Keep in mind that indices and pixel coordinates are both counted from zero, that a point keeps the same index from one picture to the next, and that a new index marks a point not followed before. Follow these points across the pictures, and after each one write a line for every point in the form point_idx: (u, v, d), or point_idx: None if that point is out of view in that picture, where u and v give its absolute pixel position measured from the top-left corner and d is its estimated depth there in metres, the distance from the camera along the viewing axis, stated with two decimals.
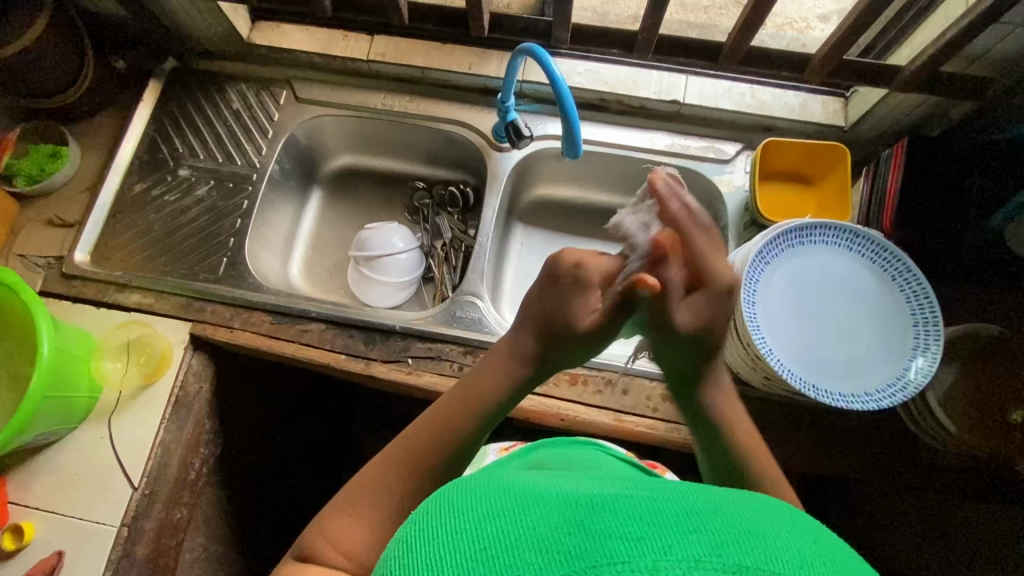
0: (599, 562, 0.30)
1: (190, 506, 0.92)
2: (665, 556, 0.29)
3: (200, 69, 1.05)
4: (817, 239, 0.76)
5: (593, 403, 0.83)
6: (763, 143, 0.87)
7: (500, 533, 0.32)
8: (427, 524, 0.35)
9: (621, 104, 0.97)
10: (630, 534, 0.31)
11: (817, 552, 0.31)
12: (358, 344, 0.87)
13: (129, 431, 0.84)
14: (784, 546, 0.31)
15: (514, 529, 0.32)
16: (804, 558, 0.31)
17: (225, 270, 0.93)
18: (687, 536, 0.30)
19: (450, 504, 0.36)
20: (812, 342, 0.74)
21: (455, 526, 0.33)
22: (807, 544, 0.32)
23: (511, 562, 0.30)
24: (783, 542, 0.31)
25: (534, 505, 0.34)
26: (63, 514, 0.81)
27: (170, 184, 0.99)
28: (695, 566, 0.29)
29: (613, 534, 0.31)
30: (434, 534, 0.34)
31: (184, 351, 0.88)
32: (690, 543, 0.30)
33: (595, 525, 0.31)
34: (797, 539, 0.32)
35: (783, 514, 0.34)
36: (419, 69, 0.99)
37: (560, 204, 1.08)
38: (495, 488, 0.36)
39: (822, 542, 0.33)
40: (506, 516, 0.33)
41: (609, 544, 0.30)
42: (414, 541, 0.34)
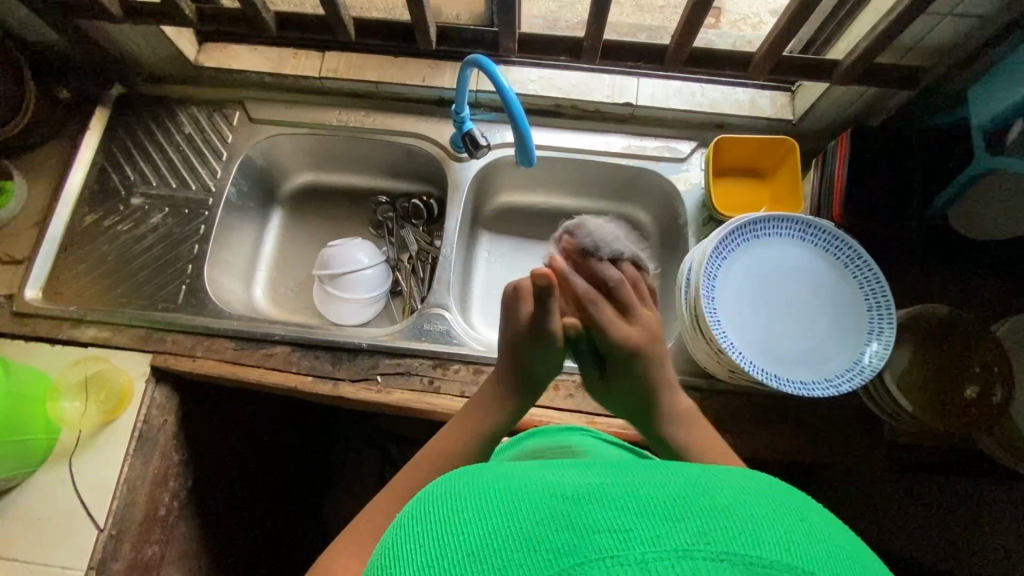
0: (589, 558, 0.30)
1: (163, 542, 0.90)
2: (653, 547, 0.29)
3: (148, 94, 1.03)
4: (771, 232, 0.77)
5: (565, 407, 0.83)
6: (715, 140, 0.88)
7: (489, 537, 0.32)
8: (416, 530, 0.35)
9: (576, 109, 0.98)
10: (618, 526, 0.31)
11: (805, 533, 0.32)
12: (325, 364, 0.86)
13: (92, 471, 0.81)
14: (769, 529, 0.31)
15: (501, 532, 0.32)
16: (791, 541, 0.31)
17: (185, 298, 0.91)
18: (673, 525, 0.30)
19: (443, 508, 0.36)
20: (772, 333, 0.75)
21: (448, 529, 0.34)
22: (796, 527, 0.32)
23: (499, 564, 0.31)
24: (771, 526, 0.31)
25: (521, 504, 0.34)
26: (26, 562, 0.78)
27: (123, 213, 0.96)
28: (682, 555, 0.29)
29: (600, 527, 0.31)
30: (426, 540, 0.34)
31: (146, 384, 0.85)
32: (676, 532, 0.30)
33: (583, 520, 0.31)
34: (786, 523, 0.32)
35: (772, 498, 0.34)
36: (373, 84, 0.98)
37: (525, 210, 1.09)
38: (484, 488, 0.37)
39: (809, 523, 0.33)
40: (496, 519, 0.34)
41: (598, 539, 0.30)
42: (402, 548, 0.35)
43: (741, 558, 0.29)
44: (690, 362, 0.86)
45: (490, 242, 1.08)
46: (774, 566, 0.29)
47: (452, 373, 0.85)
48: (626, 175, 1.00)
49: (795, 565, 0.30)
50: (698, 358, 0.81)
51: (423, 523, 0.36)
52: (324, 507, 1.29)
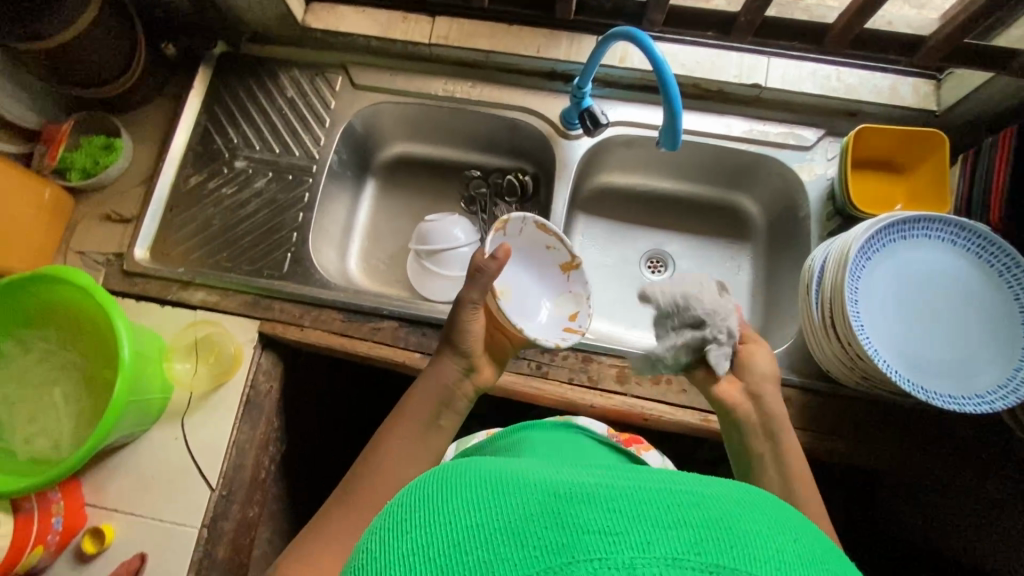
0: (578, 559, 0.26)
1: (261, 505, 0.91)
2: (642, 554, 0.26)
3: (251, 55, 1.00)
4: (921, 233, 0.73)
5: (677, 402, 0.80)
6: (853, 130, 0.83)
7: (473, 526, 0.29)
8: (398, 516, 0.32)
9: (697, 88, 0.92)
10: (608, 528, 0.27)
11: (795, 547, 0.28)
12: (432, 342, 0.84)
13: (204, 432, 0.82)
14: (760, 541, 0.28)
15: (491, 524, 0.29)
16: (784, 562, 0.27)
17: (290, 266, 0.90)
18: (665, 532, 0.27)
19: (426, 491, 0.32)
20: (916, 341, 0.71)
21: (432, 512, 0.30)
22: (790, 545, 0.28)
23: (485, 556, 0.27)
24: (764, 542, 0.28)
25: (508, 495, 0.30)
26: (142, 516, 0.80)
27: (227, 176, 0.95)
28: (672, 563, 0.26)
29: (590, 528, 0.27)
30: (410, 525, 0.30)
31: (253, 350, 0.86)
32: (668, 539, 0.26)
33: (573, 517, 0.28)
34: (778, 538, 0.28)
35: (771, 512, 0.30)
36: (484, 53, 0.94)
37: (624, 193, 1.06)
38: (469, 474, 0.32)
39: (806, 541, 0.29)
40: (482, 506, 0.30)
41: (585, 539, 0.27)
42: (385, 533, 0.31)
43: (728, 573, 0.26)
44: (809, 363, 0.82)
45: (585, 225, 1.06)
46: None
47: (560, 359, 0.83)
48: (741, 161, 0.95)
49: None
50: (825, 362, 0.77)
51: (408, 510, 0.32)
52: None
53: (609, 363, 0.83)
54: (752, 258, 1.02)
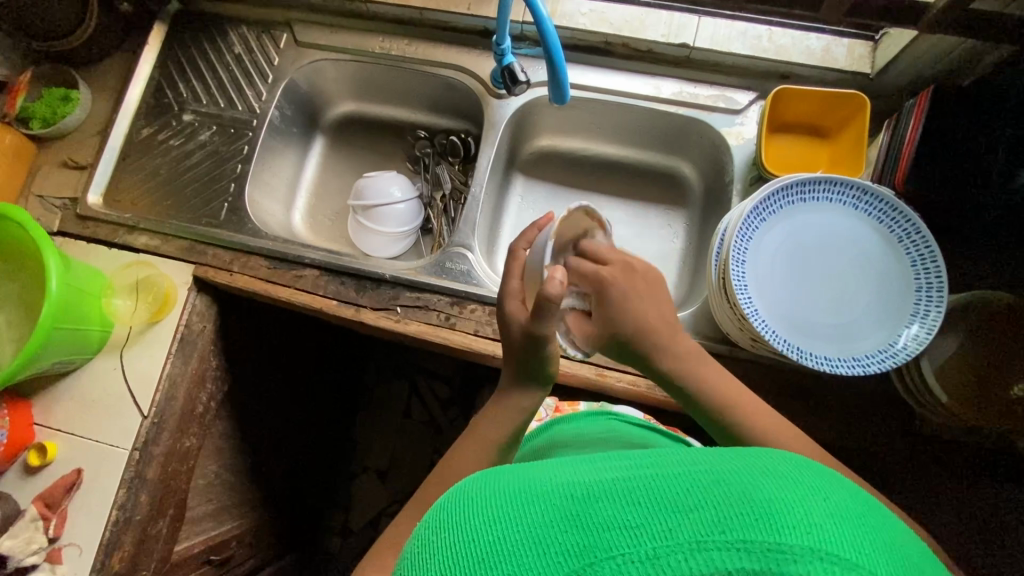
0: (599, 558, 0.31)
1: (199, 436, 0.98)
2: (663, 542, 0.30)
3: (203, 11, 1.04)
4: (820, 196, 0.71)
5: (577, 357, 0.82)
6: (773, 91, 0.81)
7: (502, 542, 0.34)
8: (441, 532, 0.37)
9: (627, 47, 0.91)
10: (628, 522, 0.31)
11: (828, 512, 0.31)
12: (349, 291, 0.88)
13: (138, 364, 0.89)
14: (791, 511, 0.31)
15: (515, 536, 0.34)
16: (810, 523, 0.30)
17: (227, 215, 0.95)
18: (685, 518, 0.31)
19: (465, 511, 0.38)
20: (804, 304, 0.71)
21: (468, 531, 0.36)
22: (817, 508, 0.32)
23: (513, 567, 0.32)
24: (789, 509, 0.31)
25: (533, 508, 0.35)
26: (81, 437, 0.88)
27: (175, 128, 1.00)
28: (697, 547, 0.29)
29: (609, 525, 0.32)
30: (449, 545, 0.36)
31: (187, 291, 0.92)
32: (689, 524, 0.30)
33: (592, 521, 0.32)
34: (807, 504, 0.32)
35: (796, 476, 0.34)
36: (417, 10, 0.95)
37: (565, 156, 1.06)
38: (497, 494, 0.38)
39: (836, 501, 0.33)
40: (506, 525, 0.35)
41: (608, 538, 0.31)
42: (433, 552, 0.37)
43: (758, 547, 0.29)
44: (712, 326, 0.83)
45: (524, 187, 1.07)
46: (792, 550, 0.29)
47: (468, 312, 0.86)
48: (674, 125, 0.94)
49: (819, 549, 0.29)
50: (722, 323, 0.78)
51: (447, 528, 0.37)
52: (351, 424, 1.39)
53: None
54: (687, 225, 1.01)
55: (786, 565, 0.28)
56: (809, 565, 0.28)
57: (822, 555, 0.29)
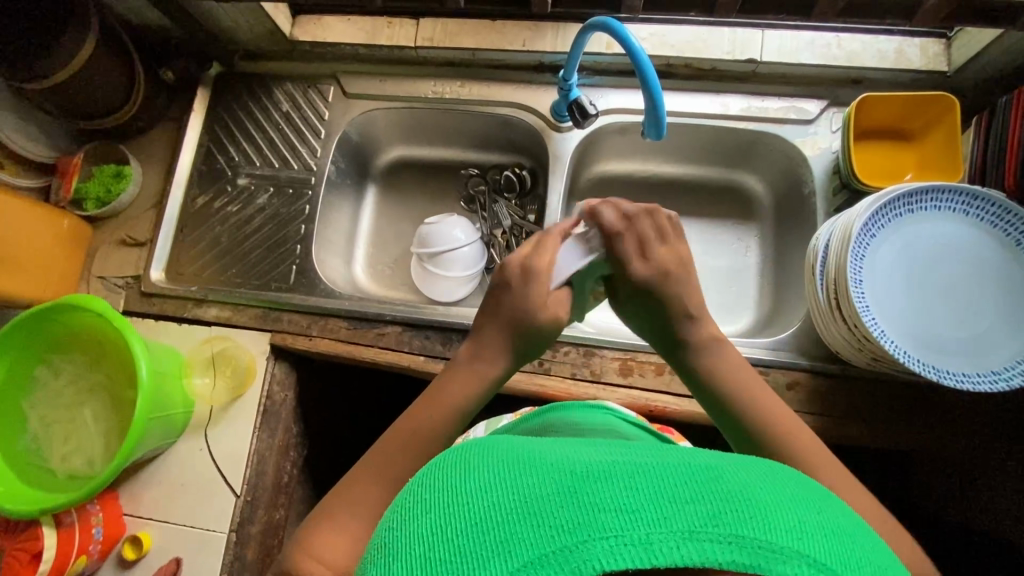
0: (591, 538, 0.27)
1: (287, 506, 0.95)
2: (659, 528, 0.27)
3: (245, 72, 1.03)
4: (930, 205, 0.69)
5: (682, 391, 0.80)
6: (856, 99, 0.79)
7: (484, 511, 0.29)
8: (416, 497, 0.33)
9: (690, 68, 0.90)
10: (626, 504, 0.28)
11: (822, 521, 0.29)
12: (435, 345, 0.86)
13: (225, 441, 0.87)
14: (785, 515, 0.29)
15: (504, 504, 0.29)
16: (806, 527, 0.29)
17: (296, 277, 0.93)
18: (684, 507, 0.28)
19: (438, 477, 0.33)
20: (926, 318, 0.68)
21: (455, 499, 0.31)
22: (816, 513, 0.30)
23: (502, 537, 0.28)
24: (786, 511, 0.29)
25: (522, 473, 0.31)
26: (175, 523, 0.85)
27: (231, 194, 0.98)
28: (689, 537, 0.27)
29: (606, 506, 0.28)
30: (433, 510, 0.31)
31: (266, 361, 0.89)
32: (685, 513, 0.28)
33: (589, 496, 0.28)
34: (800, 508, 0.30)
35: (791, 484, 0.32)
36: (470, 51, 0.93)
37: (624, 179, 1.04)
38: (479, 453, 0.34)
39: (829, 513, 0.30)
40: (495, 489, 0.30)
41: (602, 518, 0.28)
42: (407, 522, 0.32)
43: (749, 543, 0.27)
44: (817, 345, 0.80)
45: None
46: (783, 550, 0.27)
47: (562, 354, 0.83)
48: (743, 140, 0.92)
49: (807, 554, 0.28)
50: (833, 344, 0.75)
51: (427, 492, 0.33)
52: None
53: (612, 357, 0.82)
54: (760, 239, 0.99)
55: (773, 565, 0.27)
56: (793, 567, 0.27)
57: (815, 564, 0.27)
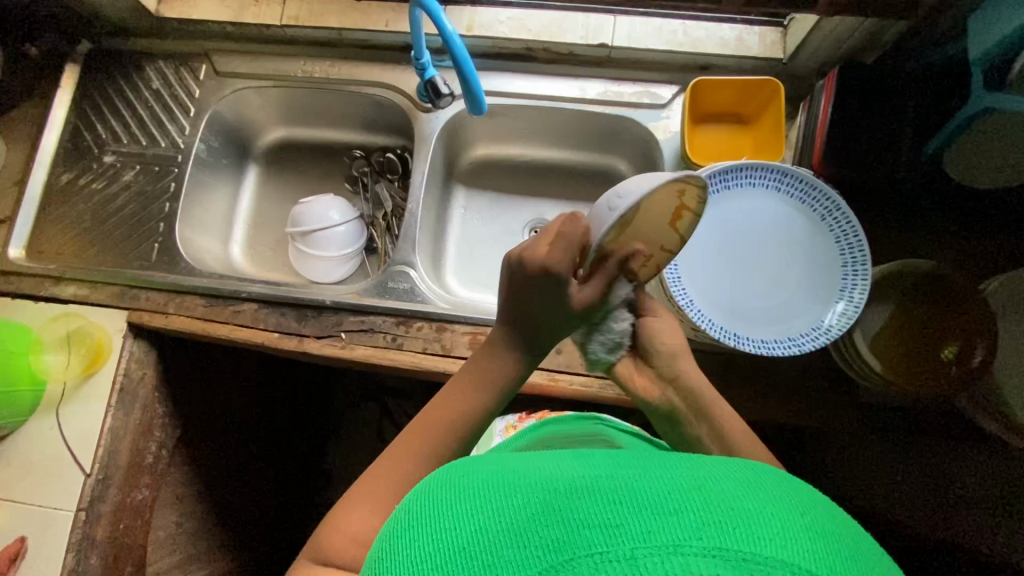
0: (578, 554, 0.29)
1: (153, 487, 0.94)
2: (643, 543, 0.29)
3: (116, 49, 1.01)
4: (745, 181, 0.72)
5: None
6: (692, 83, 0.82)
7: (477, 535, 0.32)
8: (409, 521, 0.36)
9: (549, 52, 0.92)
10: (608, 521, 0.30)
11: (805, 530, 0.30)
12: (290, 321, 0.86)
13: (76, 420, 0.86)
14: (766, 523, 0.30)
15: (492, 527, 0.32)
16: (787, 537, 0.29)
17: (158, 256, 0.92)
18: (668, 520, 0.29)
19: (433, 501, 0.37)
20: (736, 287, 0.72)
21: (443, 523, 0.34)
22: (800, 524, 0.31)
23: (489, 559, 0.31)
24: (767, 522, 0.30)
25: (512, 495, 0.34)
26: (21, 503, 0.84)
27: (96, 171, 0.97)
28: (674, 550, 0.28)
29: (589, 524, 0.30)
30: (420, 535, 0.34)
31: (123, 339, 0.88)
32: (669, 526, 0.29)
33: (570, 514, 0.31)
34: (784, 517, 0.31)
35: (778, 493, 0.33)
36: (336, 31, 0.94)
37: (503, 163, 1.07)
38: (484, 480, 0.37)
39: (810, 517, 0.31)
40: (488, 512, 0.33)
41: (586, 534, 0.30)
42: (403, 541, 0.35)
43: (734, 555, 0.28)
44: None
45: (466, 199, 1.08)
46: (766, 561, 0.28)
47: (415, 330, 0.85)
48: (604, 124, 0.95)
49: (786, 561, 0.28)
50: None
51: (422, 514, 0.36)
52: (325, 454, 1.35)
53: (463, 332, 0.84)
54: None
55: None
56: None
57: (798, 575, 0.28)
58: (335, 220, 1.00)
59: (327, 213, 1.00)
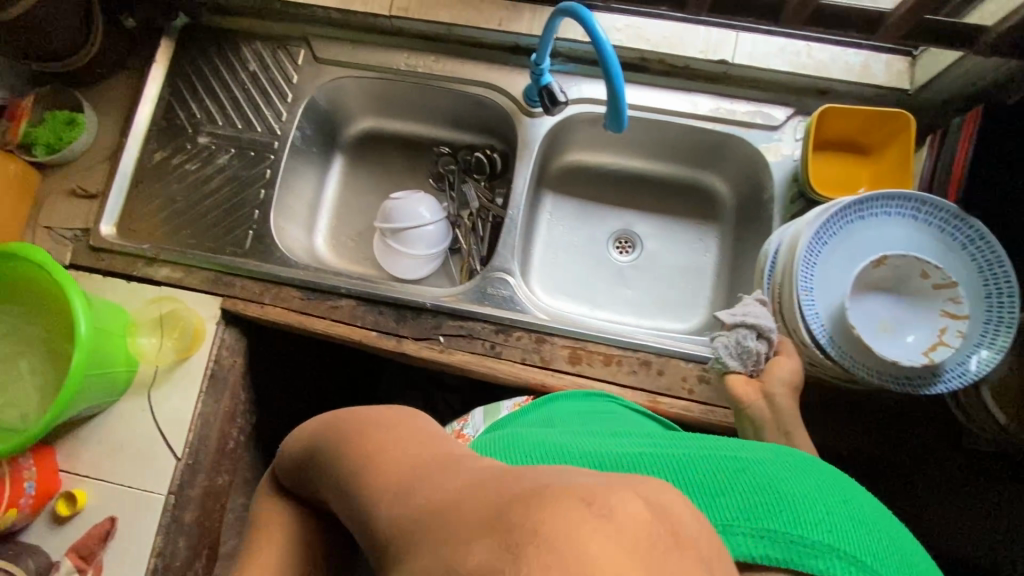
0: None
1: (232, 472, 0.95)
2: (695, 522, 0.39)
3: (213, 26, 0.99)
4: (880, 211, 0.72)
5: (627, 383, 0.81)
6: (818, 109, 0.80)
7: None
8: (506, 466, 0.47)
9: (663, 64, 0.90)
10: None
11: (849, 517, 0.39)
12: (389, 321, 0.86)
13: (168, 404, 0.86)
14: (812, 513, 0.38)
15: None
16: (833, 524, 0.38)
17: (252, 243, 0.91)
18: (720, 502, 0.39)
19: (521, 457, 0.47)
20: (905, 321, 0.70)
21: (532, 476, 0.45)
22: (846, 512, 0.40)
23: None
24: (815, 510, 0.39)
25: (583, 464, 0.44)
26: (111, 482, 0.84)
27: (190, 152, 0.95)
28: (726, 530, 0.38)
29: None
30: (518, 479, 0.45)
31: (216, 326, 0.88)
32: (720, 507, 0.39)
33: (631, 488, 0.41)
34: (830, 507, 0.40)
35: (820, 483, 0.42)
36: (445, 26, 0.92)
37: (592, 170, 1.06)
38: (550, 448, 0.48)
39: (853, 507, 0.41)
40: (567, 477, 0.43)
41: None
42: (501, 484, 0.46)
43: (781, 538, 0.37)
44: None
45: (554, 204, 1.06)
46: (815, 543, 0.37)
47: (514, 339, 0.84)
48: (711, 141, 0.93)
49: (834, 548, 0.37)
50: None
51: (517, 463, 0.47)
52: None
53: (562, 344, 0.83)
54: (719, 241, 1.02)
55: (806, 555, 0.37)
56: (825, 558, 0.37)
57: (840, 554, 0.37)
58: (424, 218, 0.99)
59: (419, 212, 0.99)
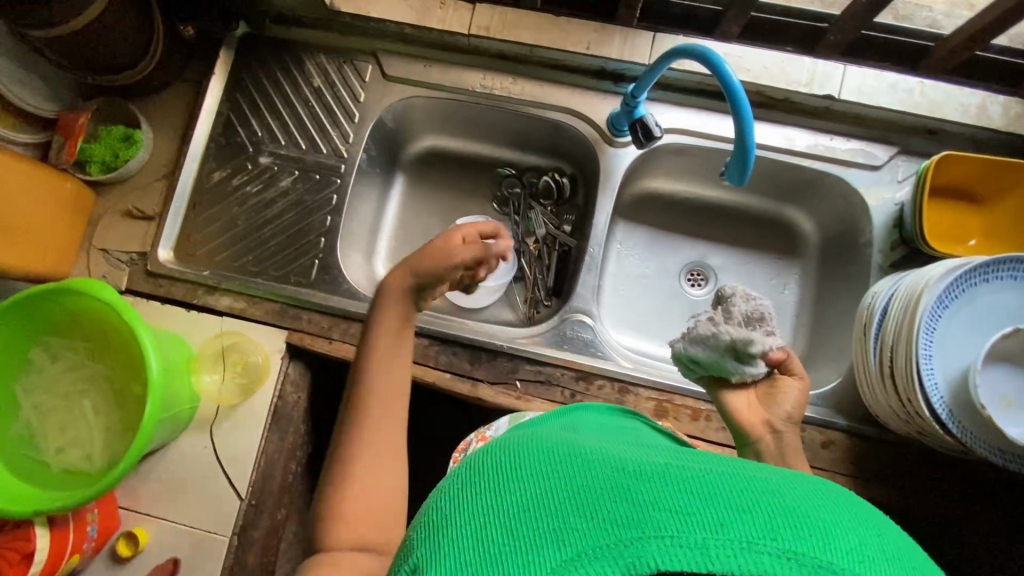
0: (644, 534, 0.27)
1: (288, 507, 0.91)
2: (715, 535, 0.27)
3: (275, 38, 0.94)
4: (1005, 275, 0.67)
5: (716, 440, 0.77)
6: (937, 154, 0.75)
7: (539, 510, 0.30)
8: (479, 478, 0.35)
9: (761, 95, 0.84)
10: (680, 508, 0.28)
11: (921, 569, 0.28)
12: (463, 363, 0.82)
13: (230, 441, 0.82)
14: (867, 547, 0.28)
15: (561, 494, 0.31)
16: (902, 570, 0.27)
17: (319, 274, 0.87)
18: (741, 515, 0.28)
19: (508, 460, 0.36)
20: None
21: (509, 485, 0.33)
22: (914, 558, 0.28)
23: (556, 525, 0.29)
24: (872, 548, 0.28)
25: (586, 470, 0.32)
26: (173, 522, 0.81)
27: (251, 172, 0.91)
28: (748, 549, 0.27)
29: (659, 506, 0.29)
30: (486, 493, 0.33)
31: (281, 360, 0.84)
32: (745, 523, 0.27)
33: (641, 496, 0.29)
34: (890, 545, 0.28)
35: (865, 518, 0.30)
36: (528, 47, 0.87)
37: (666, 199, 1.00)
38: (547, 452, 0.37)
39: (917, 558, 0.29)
40: (554, 483, 0.32)
41: (655, 515, 0.28)
42: (461, 501, 0.34)
43: (810, 560, 0.26)
44: (855, 403, 0.79)
45: (624, 234, 1.01)
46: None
47: (595, 387, 0.80)
48: (803, 178, 0.88)
49: None
50: (873, 405, 0.75)
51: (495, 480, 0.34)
52: None
53: (647, 395, 0.79)
54: (802, 280, 0.96)
55: None
56: None
57: None
58: None
59: None
